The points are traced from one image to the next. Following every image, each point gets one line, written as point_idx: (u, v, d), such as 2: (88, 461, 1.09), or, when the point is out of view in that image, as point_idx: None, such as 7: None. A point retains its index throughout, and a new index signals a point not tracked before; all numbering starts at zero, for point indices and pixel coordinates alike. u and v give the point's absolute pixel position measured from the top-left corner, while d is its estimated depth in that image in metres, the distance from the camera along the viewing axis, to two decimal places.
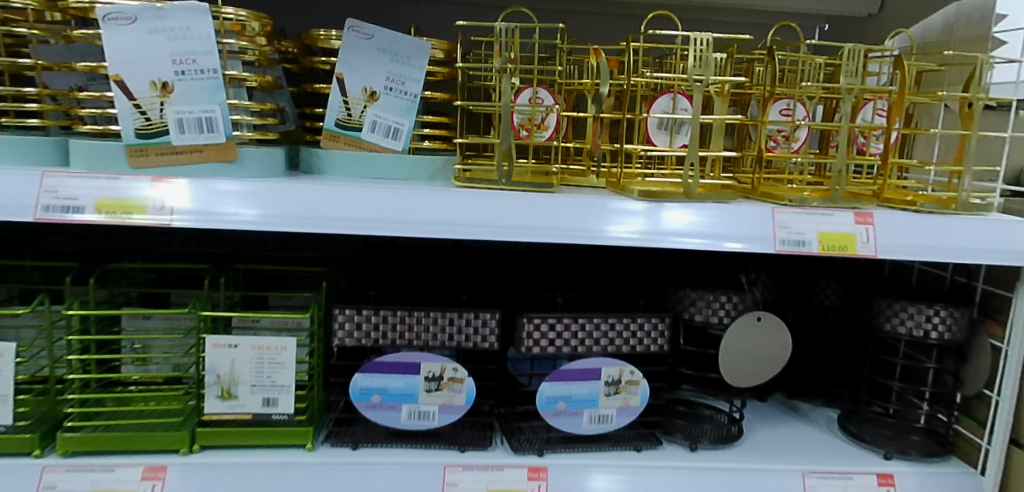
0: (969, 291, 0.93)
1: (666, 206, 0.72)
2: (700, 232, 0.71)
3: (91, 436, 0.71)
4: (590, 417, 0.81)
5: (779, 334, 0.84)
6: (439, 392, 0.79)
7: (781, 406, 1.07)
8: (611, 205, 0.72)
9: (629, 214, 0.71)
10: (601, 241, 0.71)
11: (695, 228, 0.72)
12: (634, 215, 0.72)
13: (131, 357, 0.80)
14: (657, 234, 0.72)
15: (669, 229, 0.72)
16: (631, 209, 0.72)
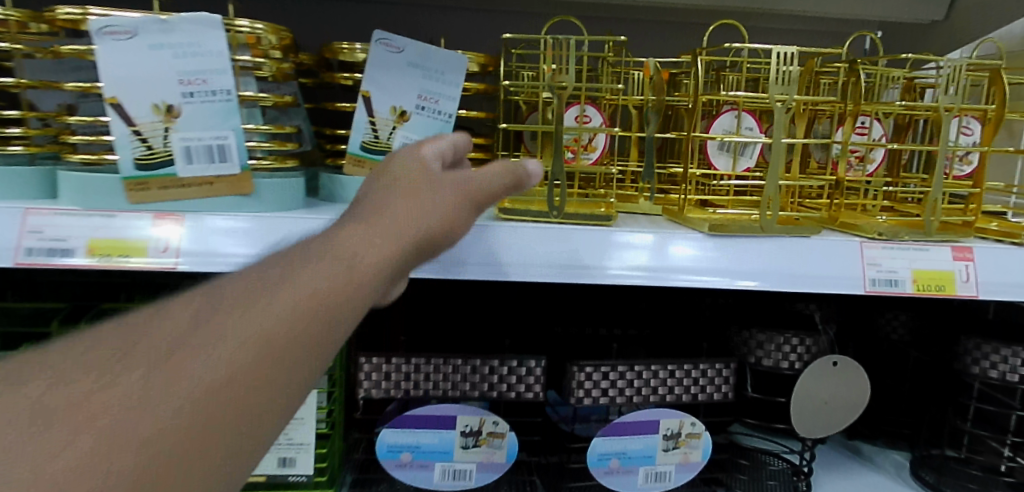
0: None
1: (674, 239, 0.63)
2: (709, 269, 0.62)
3: None
4: (646, 475, 0.72)
5: (859, 381, 0.75)
6: (477, 448, 0.69)
7: (844, 448, 0.98)
8: (610, 239, 0.63)
9: (633, 246, 0.62)
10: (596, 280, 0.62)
11: (702, 264, 0.63)
12: (638, 249, 0.63)
13: None
14: (660, 272, 0.62)
15: (676, 264, 0.63)
16: (635, 242, 0.63)
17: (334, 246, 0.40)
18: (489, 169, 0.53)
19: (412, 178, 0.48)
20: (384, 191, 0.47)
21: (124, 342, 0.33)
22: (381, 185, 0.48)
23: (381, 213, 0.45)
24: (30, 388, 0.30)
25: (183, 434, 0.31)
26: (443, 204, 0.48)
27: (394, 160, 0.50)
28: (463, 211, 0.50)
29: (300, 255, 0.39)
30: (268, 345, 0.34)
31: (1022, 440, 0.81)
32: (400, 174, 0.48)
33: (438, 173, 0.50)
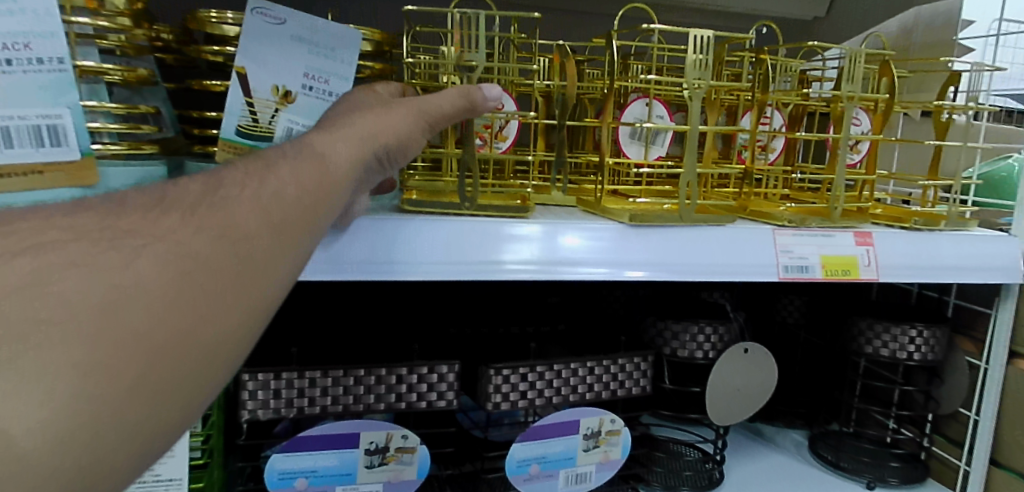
0: (941, 306, 0.89)
1: (563, 229, 0.60)
2: (599, 260, 0.59)
3: None
4: (566, 478, 0.68)
5: (767, 366, 0.75)
6: (383, 467, 0.62)
7: (746, 430, 0.99)
8: (499, 233, 0.58)
9: (523, 239, 0.58)
10: (488, 276, 0.57)
11: (590, 256, 0.60)
12: (527, 241, 0.58)
13: None
14: (550, 266, 0.59)
15: (564, 256, 0.59)
16: (525, 234, 0.58)
17: (309, 143, 0.39)
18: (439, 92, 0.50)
19: (368, 101, 0.47)
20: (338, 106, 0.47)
21: (112, 222, 0.30)
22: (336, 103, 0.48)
23: (344, 118, 0.43)
24: (16, 264, 0.26)
25: (184, 337, 0.29)
26: (403, 118, 0.45)
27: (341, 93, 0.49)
28: (420, 132, 0.47)
29: (284, 150, 0.38)
30: (223, 266, 0.31)
31: (907, 412, 0.86)
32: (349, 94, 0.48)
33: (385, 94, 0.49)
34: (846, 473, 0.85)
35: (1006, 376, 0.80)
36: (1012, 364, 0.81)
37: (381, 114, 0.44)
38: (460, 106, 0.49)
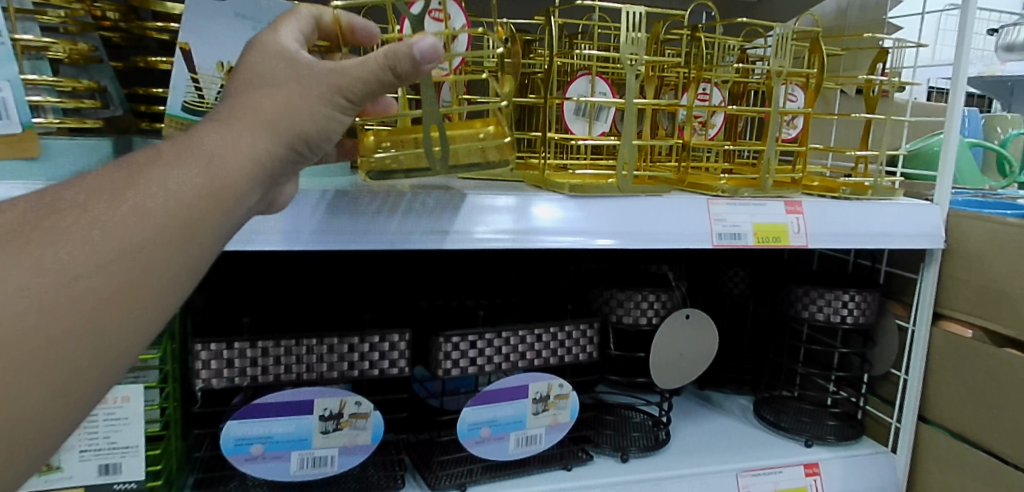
0: (873, 273, 0.94)
1: (535, 199, 0.63)
2: (569, 229, 0.63)
3: None
4: (517, 440, 0.71)
5: (707, 332, 0.79)
6: (338, 432, 0.64)
7: (696, 398, 1.03)
8: (475, 203, 0.61)
9: (495, 210, 0.61)
10: (462, 244, 0.60)
11: (563, 226, 0.63)
12: (500, 212, 0.61)
13: None
14: (524, 234, 0.62)
15: (535, 226, 0.62)
16: (497, 205, 0.61)
17: (188, 139, 0.34)
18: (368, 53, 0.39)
19: (270, 71, 0.38)
20: (241, 67, 0.39)
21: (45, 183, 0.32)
22: (241, 61, 0.39)
23: (242, 103, 0.36)
24: None
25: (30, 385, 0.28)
26: (312, 106, 0.38)
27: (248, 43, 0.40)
28: (337, 113, 0.39)
29: (163, 149, 0.34)
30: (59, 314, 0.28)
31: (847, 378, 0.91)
32: (253, 48, 0.39)
33: (294, 53, 0.39)
34: (787, 433, 0.89)
35: (933, 338, 0.85)
36: (938, 324, 0.85)
37: (290, 103, 0.37)
38: (381, 77, 0.39)
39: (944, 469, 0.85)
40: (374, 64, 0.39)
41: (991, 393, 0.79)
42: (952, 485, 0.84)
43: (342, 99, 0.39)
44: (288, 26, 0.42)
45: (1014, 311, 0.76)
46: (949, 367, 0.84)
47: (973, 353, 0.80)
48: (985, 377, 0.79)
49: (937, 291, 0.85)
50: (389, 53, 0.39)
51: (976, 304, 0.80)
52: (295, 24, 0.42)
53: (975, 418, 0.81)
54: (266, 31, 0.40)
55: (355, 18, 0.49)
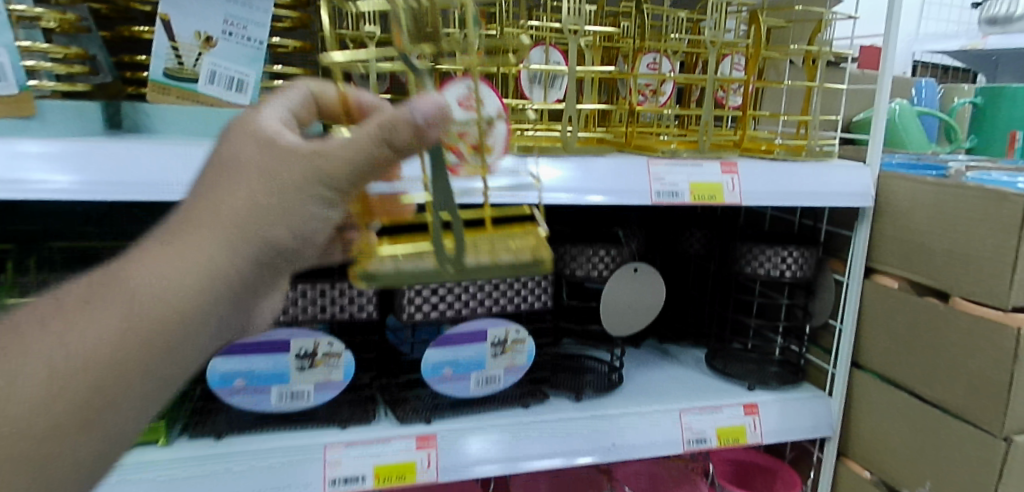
0: (816, 233, 1.01)
1: (534, 161, 0.69)
2: (568, 187, 0.70)
3: None
4: (476, 380, 0.79)
5: (653, 284, 0.86)
6: (313, 370, 0.71)
7: (654, 350, 1.10)
8: None
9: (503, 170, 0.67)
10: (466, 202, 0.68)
11: (561, 184, 0.70)
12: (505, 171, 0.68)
13: None
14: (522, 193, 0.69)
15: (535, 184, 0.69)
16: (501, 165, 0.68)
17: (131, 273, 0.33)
18: (355, 132, 0.36)
19: (243, 157, 0.36)
20: (215, 155, 0.37)
21: None
22: (214, 148, 0.38)
23: (198, 214, 0.35)
24: None
25: None
26: (292, 198, 0.36)
27: (229, 125, 0.39)
28: (319, 195, 0.37)
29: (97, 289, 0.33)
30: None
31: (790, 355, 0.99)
32: (228, 132, 0.38)
33: (274, 136, 0.37)
34: (733, 379, 0.97)
35: (865, 291, 0.92)
36: (870, 279, 0.92)
37: (258, 201, 0.36)
38: (381, 152, 0.35)
39: (873, 409, 0.92)
40: (376, 135, 0.35)
41: (914, 339, 0.86)
42: (880, 424, 0.91)
43: (326, 189, 0.37)
44: (270, 109, 0.41)
45: (933, 263, 0.83)
46: (879, 317, 0.91)
47: (899, 302, 0.87)
48: (908, 326, 0.86)
49: (869, 246, 0.91)
50: (396, 126, 0.34)
51: (902, 258, 0.87)
52: (279, 104, 0.42)
53: (899, 361, 0.88)
54: (245, 113, 0.39)
55: (368, 91, 0.47)
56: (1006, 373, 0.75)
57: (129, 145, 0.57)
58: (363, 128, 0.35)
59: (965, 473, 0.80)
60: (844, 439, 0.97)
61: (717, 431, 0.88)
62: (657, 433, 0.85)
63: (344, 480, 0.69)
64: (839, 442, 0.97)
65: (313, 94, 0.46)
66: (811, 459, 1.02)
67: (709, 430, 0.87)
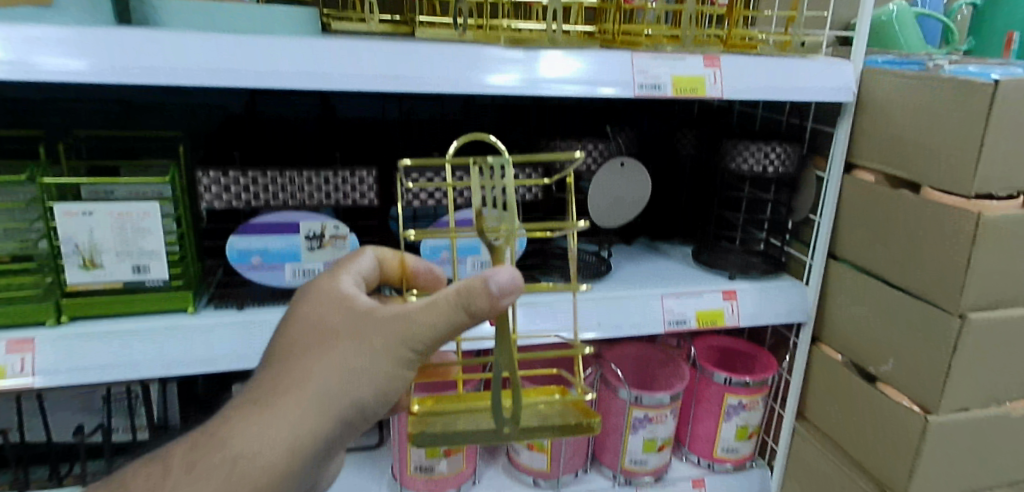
0: (802, 131, 1.04)
1: (542, 54, 0.75)
2: (576, 80, 0.75)
3: None
4: (473, 263, 0.85)
5: (641, 178, 0.90)
6: (322, 250, 0.77)
7: (645, 247, 1.16)
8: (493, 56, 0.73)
9: (507, 65, 0.73)
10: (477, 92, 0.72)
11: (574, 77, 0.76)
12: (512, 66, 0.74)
13: None
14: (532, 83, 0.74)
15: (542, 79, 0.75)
16: (509, 59, 0.74)
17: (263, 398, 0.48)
18: (434, 302, 0.47)
19: (335, 326, 0.50)
20: (309, 304, 0.52)
21: None
22: (303, 306, 0.52)
23: (299, 374, 0.49)
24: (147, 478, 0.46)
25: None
26: (375, 360, 0.49)
27: (315, 289, 0.54)
28: (400, 359, 0.49)
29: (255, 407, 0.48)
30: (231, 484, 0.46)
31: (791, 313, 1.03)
32: (317, 295, 0.53)
33: (355, 303, 0.52)
34: (716, 270, 1.04)
35: (843, 185, 0.96)
36: (849, 174, 0.96)
37: (353, 363, 0.49)
38: (454, 319, 0.46)
39: (845, 296, 0.98)
40: (454, 303, 0.46)
41: (884, 228, 0.90)
42: (850, 310, 0.97)
43: (409, 351, 0.49)
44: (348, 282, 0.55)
45: (906, 155, 0.86)
46: (854, 210, 0.95)
47: (873, 194, 0.92)
48: (880, 217, 0.91)
49: (850, 142, 0.95)
50: (471, 297, 0.45)
51: (879, 153, 0.91)
52: (354, 275, 0.57)
53: (871, 250, 0.93)
54: (328, 282, 0.54)
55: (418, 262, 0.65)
56: (963, 255, 0.80)
57: (133, 33, 0.62)
58: (441, 295, 0.47)
59: (920, 349, 0.87)
60: (818, 325, 1.04)
61: (697, 314, 0.95)
62: (640, 314, 0.92)
63: None
64: (814, 328, 1.04)
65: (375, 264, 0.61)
66: (788, 344, 1.09)
67: (689, 313, 0.94)
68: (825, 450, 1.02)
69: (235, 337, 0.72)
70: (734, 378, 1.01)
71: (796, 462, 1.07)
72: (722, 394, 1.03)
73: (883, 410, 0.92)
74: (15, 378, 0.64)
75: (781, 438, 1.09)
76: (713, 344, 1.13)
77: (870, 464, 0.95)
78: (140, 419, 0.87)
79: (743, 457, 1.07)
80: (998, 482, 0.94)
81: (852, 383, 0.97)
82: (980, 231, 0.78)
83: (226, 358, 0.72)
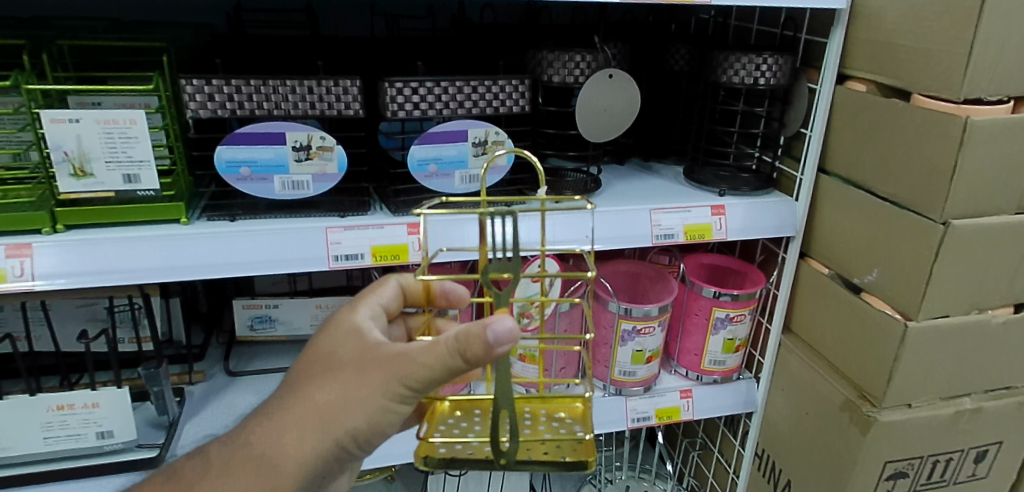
0: (796, 43, 1.03)
1: None
2: None
3: None
4: (461, 177, 0.85)
5: (631, 90, 0.89)
6: (309, 162, 0.78)
7: (638, 166, 1.16)
8: None
9: None
10: None
11: None
12: None
13: None
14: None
15: None
16: None
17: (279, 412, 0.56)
18: (433, 345, 0.53)
19: (346, 362, 0.57)
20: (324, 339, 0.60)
21: None
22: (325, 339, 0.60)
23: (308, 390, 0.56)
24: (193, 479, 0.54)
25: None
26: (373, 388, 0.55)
27: (333, 323, 0.61)
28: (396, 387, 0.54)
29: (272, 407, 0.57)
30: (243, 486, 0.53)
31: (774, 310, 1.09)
32: (337, 328, 0.61)
33: (366, 341, 0.58)
34: (706, 186, 1.04)
35: (836, 96, 0.95)
36: (842, 85, 0.95)
37: (354, 391, 0.55)
38: (445, 361, 0.52)
39: (833, 209, 0.98)
40: (446, 349, 0.52)
41: (872, 139, 0.90)
42: (838, 223, 0.98)
43: (402, 387, 0.54)
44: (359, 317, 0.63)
45: (898, 63, 0.85)
46: (845, 122, 0.94)
47: (863, 104, 0.91)
48: (869, 127, 0.90)
49: (843, 52, 0.93)
50: (462, 344, 0.51)
51: (871, 62, 0.89)
52: (369, 307, 0.65)
53: (859, 162, 0.93)
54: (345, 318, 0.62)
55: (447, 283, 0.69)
56: (949, 161, 0.79)
57: None
58: (436, 342, 0.52)
59: (903, 259, 0.87)
60: (807, 240, 1.04)
61: (684, 228, 0.96)
62: (628, 228, 0.93)
63: (345, 257, 0.78)
64: (803, 242, 1.05)
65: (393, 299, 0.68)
66: (777, 260, 1.10)
67: (677, 227, 0.96)
68: (809, 361, 1.04)
69: (226, 244, 0.74)
70: (723, 293, 1.03)
71: (781, 374, 1.10)
72: (710, 308, 1.05)
73: (865, 320, 0.93)
74: (16, 281, 0.67)
75: (768, 351, 1.12)
76: (704, 262, 1.15)
77: (850, 372, 0.97)
78: (144, 331, 0.90)
79: (730, 369, 1.10)
80: (977, 390, 0.96)
81: (836, 295, 0.98)
82: (967, 135, 0.77)
83: (218, 265, 0.74)
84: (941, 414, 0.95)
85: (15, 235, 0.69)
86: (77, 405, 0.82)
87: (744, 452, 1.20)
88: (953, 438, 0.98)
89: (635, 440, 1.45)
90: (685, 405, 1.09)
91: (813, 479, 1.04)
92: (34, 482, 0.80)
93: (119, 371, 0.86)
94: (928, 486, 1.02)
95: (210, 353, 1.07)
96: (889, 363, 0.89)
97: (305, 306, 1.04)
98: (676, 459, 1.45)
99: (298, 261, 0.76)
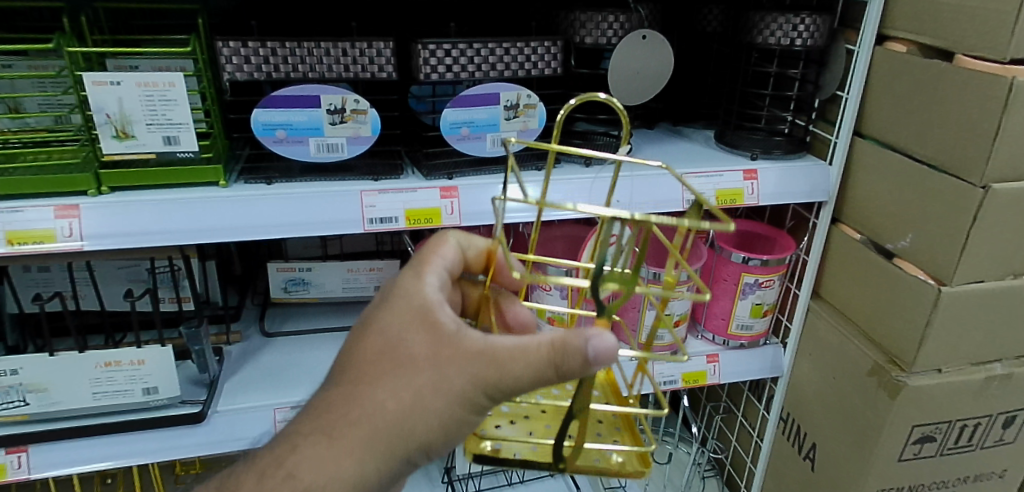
0: (834, 3, 1.00)
1: None
2: None
3: (6, 179, 0.69)
4: (493, 140, 0.84)
5: (664, 51, 0.87)
6: (344, 125, 0.78)
7: (667, 130, 1.15)
8: None
9: None
10: None
11: None
12: None
13: (5, 105, 0.76)
14: None
15: None
16: None
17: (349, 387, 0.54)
18: (521, 359, 0.52)
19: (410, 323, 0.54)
20: (371, 309, 0.58)
21: None
22: (381, 320, 0.55)
23: None
24: None
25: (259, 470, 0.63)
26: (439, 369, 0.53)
27: (406, 292, 0.56)
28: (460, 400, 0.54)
29: None
30: None
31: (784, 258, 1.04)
32: (403, 298, 0.56)
33: (437, 321, 0.54)
34: (738, 150, 1.03)
35: (875, 56, 0.93)
36: (882, 46, 0.93)
37: None
38: (545, 373, 0.52)
39: (868, 172, 0.97)
40: (547, 358, 0.51)
41: (913, 100, 0.88)
42: (872, 186, 0.96)
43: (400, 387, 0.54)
44: (439, 275, 0.58)
45: (942, 23, 0.83)
46: (884, 83, 0.92)
47: (904, 64, 0.88)
48: (909, 89, 0.88)
49: (884, 10, 0.91)
50: (565, 360, 0.50)
51: (913, 22, 0.87)
52: (439, 271, 0.59)
53: (897, 124, 0.91)
54: (415, 286, 0.56)
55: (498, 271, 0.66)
56: (992, 123, 0.78)
57: None
58: (535, 341, 0.52)
59: (939, 225, 0.86)
60: (839, 205, 1.03)
61: (716, 193, 0.95)
62: (645, 194, 0.91)
63: (379, 220, 0.79)
64: (836, 207, 1.03)
65: (471, 238, 0.64)
66: (808, 226, 1.10)
67: (708, 191, 0.95)
68: (838, 326, 1.04)
69: (266, 205, 0.75)
70: (752, 258, 1.03)
71: (809, 339, 1.10)
72: (739, 273, 1.04)
73: (898, 285, 0.92)
74: (66, 242, 0.69)
75: (797, 315, 1.12)
76: (733, 227, 1.15)
77: (881, 337, 0.97)
78: (184, 290, 0.92)
79: (758, 334, 1.11)
80: (1008, 355, 0.95)
81: (868, 259, 0.97)
82: (1012, 97, 0.75)
83: (257, 228, 0.75)
84: (971, 378, 0.94)
85: (61, 196, 0.71)
86: (124, 363, 0.84)
87: (769, 416, 1.21)
88: (982, 403, 0.98)
89: (660, 404, 1.47)
90: (712, 369, 1.09)
91: (839, 442, 1.05)
92: (85, 434, 0.83)
93: (162, 330, 0.88)
94: (955, 450, 1.02)
95: (246, 314, 1.10)
96: (922, 327, 0.89)
97: (337, 269, 1.05)
98: (700, 423, 1.47)
99: (334, 224, 0.78)
